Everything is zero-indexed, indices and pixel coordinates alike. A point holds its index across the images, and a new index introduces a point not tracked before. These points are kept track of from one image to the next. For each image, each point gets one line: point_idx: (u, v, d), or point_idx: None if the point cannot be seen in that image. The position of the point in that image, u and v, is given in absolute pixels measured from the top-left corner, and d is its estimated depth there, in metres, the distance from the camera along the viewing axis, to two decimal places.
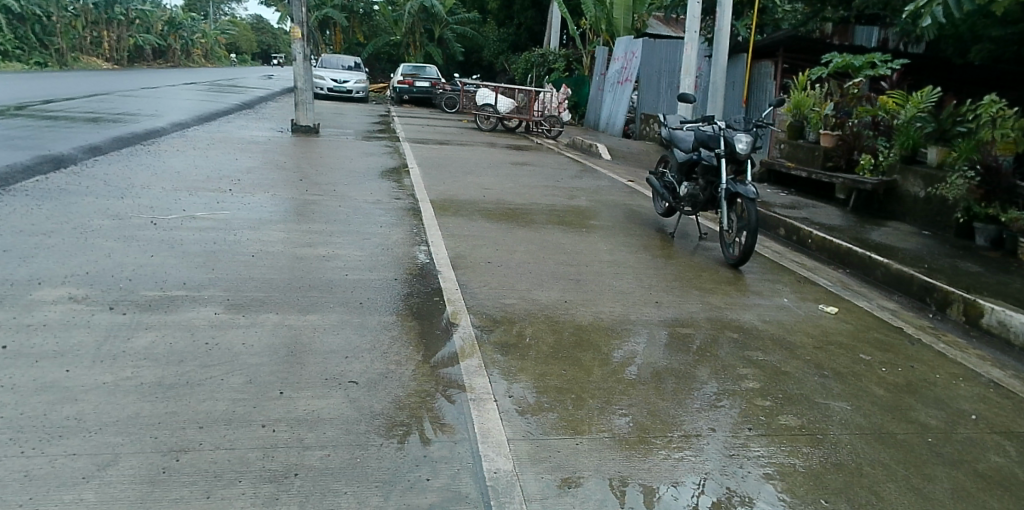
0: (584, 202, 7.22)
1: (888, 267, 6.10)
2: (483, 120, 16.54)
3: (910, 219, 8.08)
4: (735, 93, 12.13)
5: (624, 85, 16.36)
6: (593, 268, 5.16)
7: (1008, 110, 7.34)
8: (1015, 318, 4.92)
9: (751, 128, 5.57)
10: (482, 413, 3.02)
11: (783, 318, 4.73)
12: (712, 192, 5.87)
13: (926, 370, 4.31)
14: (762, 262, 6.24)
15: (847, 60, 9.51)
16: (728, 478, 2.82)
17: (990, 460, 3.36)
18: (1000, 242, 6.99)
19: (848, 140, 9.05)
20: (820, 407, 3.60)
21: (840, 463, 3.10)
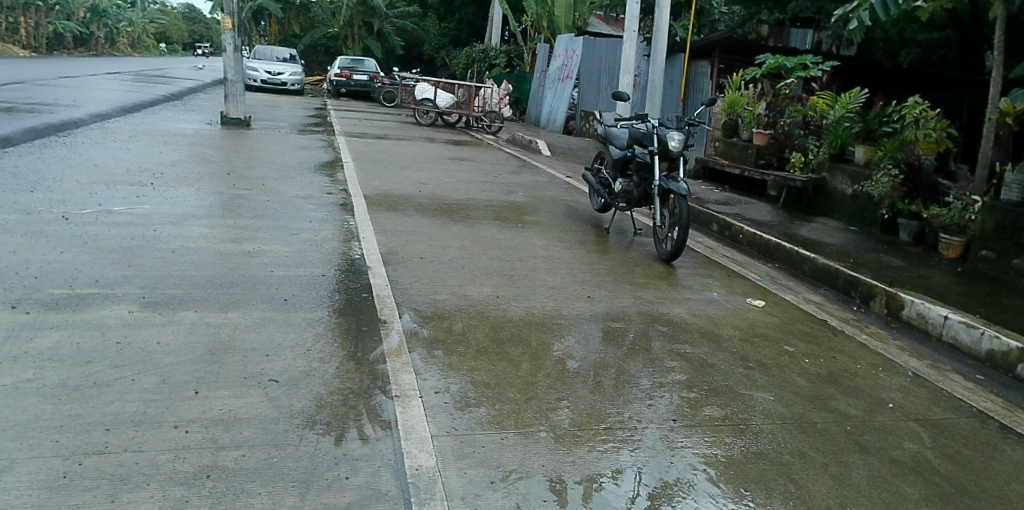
0: (521, 198, 7.22)
1: (815, 262, 6.28)
2: (422, 115, 16.42)
3: (837, 215, 8.36)
4: (673, 92, 12.33)
5: (565, 82, 16.46)
6: (527, 263, 5.16)
7: (929, 112, 7.77)
8: (933, 311, 5.18)
9: (684, 125, 5.67)
10: (406, 410, 2.97)
11: (713, 312, 4.82)
12: (645, 188, 5.94)
13: (848, 361, 4.45)
14: (695, 257, 6.36)
15: (779, 62, 9.50)
16: (653, 469, 2.85)
17: (904, 446, 3.50)
18: (921, 237, 7.28)
19: (779, 138, 9.34)
20: (744, 398, 3.68)
21: (760, 452, 3.19)
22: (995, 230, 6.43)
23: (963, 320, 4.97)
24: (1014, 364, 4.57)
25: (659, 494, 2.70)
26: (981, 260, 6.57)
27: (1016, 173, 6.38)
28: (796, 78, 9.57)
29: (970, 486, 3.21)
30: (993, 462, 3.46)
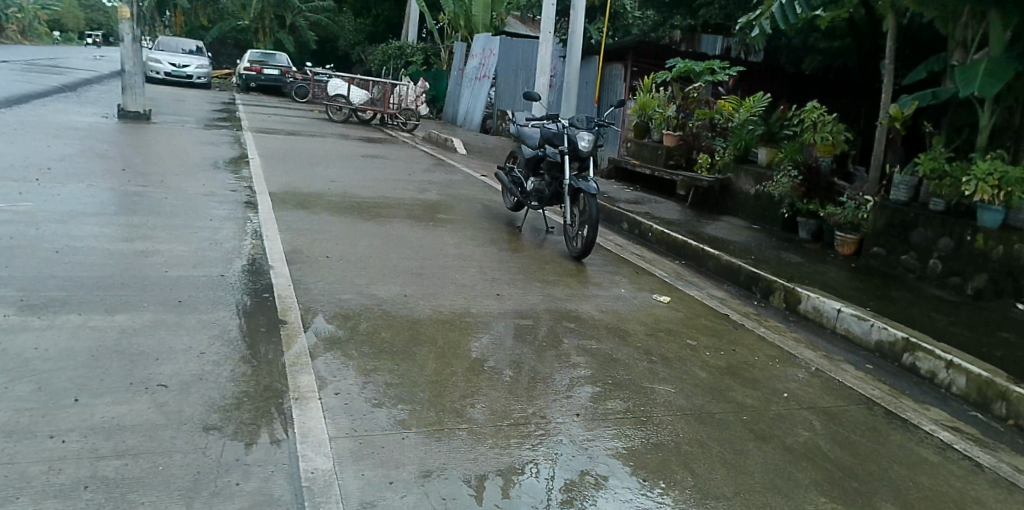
0: (434, 196, 7.18)
1: (719, 259, 6.52)
2: (336, 111, 16.02)
3: (741, 214, 8.71)
4: (588, 93, 12.55)
5: (482, 81, 16.49)
6: (437, 261, 5.14)
7: (826, 115, 7.99)
8: (827, 305, 5.46)
9: (594, 126, 5.78)
10: (304, 412, 2.90)
11: (621, 308, 4.93)
12: (556, 187, 6.03)
13: (747, 353, 4.64)
14: (606, 254, 6.49)
15: (688, 66, 9.77)
16: (555, 466, 2.90)
17: (797, 433, 3.67)
18: (819, 234, 7.72)
19: (688, 140, 9.71)
20: (647, 393, 3.78)
21: (660, 444, 3.29)
22: (885, 229, 6.90)
23: (854, 312, 5.27)
24: (900, 353, 4.88)
25: (560, 488, 2.74)
26: (872, 256, 7.02)
27: (903, 175, 6.88)
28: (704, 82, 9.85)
29: (856, 469, 3.40)
30: (877, 445, 3.69)
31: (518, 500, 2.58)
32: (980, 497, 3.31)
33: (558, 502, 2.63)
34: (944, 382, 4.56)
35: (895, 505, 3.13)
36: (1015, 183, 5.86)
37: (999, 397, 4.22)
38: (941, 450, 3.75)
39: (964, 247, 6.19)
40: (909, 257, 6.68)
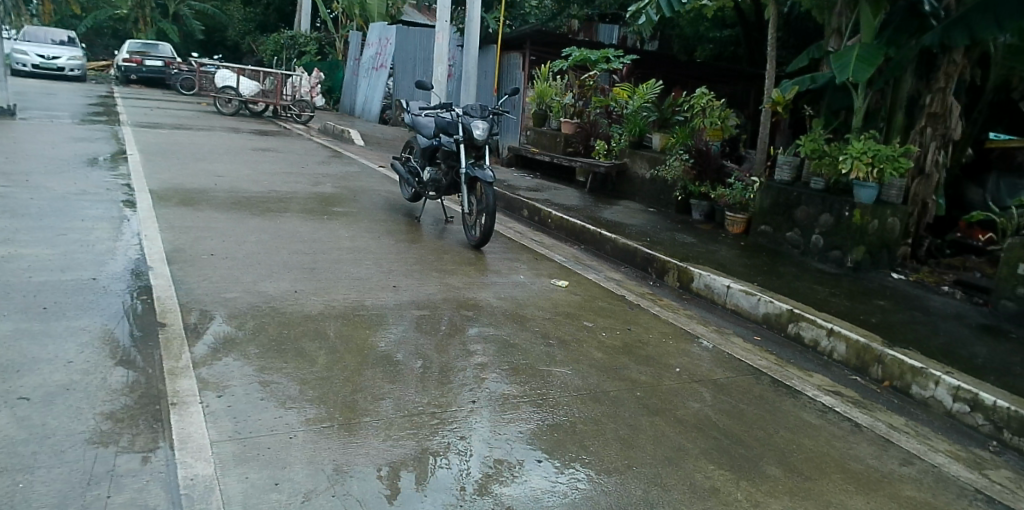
0: (330, 188, 7.03)
1: (615, 242, 6.68)
2: (224, 103, 15.39)
3: (638, 198, 8.98)
4: (487, 81, 12.56)
5: (379, 71, 16.27)
6: (331, 255, 5.04)
7: (714, 101, 8.39)
8: (718, 281, 5.70)
9: (489, 114, 5.78)
10: (183, 417, 2.79)
11: (518, 294, 4.98)
12: (453, 176, 6.03)
13: (641, 331, 4.79)
14: (505, 241, 6.55)
15: (584, 54, 9.98)
16: (450, 455, 2.91)
17: (688, 406, 3.82)
18: (711, 215, 8.06)
19: (585, 127, 9.85)
20: (543, 376, 3.84)
21: (555, 425, 3.36)
22: (771, 208, 7.26)
23: (742, 288, 5.52)
24: (785, 324, 5.16)
25: (453, 479, 2.76)
26: (761, 234, 7.37)
27: (786, 156, 7.31)
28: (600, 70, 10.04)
29: (744, 437, 3.58)
30: (764, 412, 3.89)
31: (417, 492, 2.60)
32: (858, 455, 3.55)
33: (455, 492, 2.66)
34: (826, 350, 4.85)
35: (779, 468, 3.31)
36: (884, 160, 6.28)
37: (876, 361, 4.54)
38: (822, 413, 4.00)
39: (843, 222, 6.59)
40: (794, 234, 7.05)
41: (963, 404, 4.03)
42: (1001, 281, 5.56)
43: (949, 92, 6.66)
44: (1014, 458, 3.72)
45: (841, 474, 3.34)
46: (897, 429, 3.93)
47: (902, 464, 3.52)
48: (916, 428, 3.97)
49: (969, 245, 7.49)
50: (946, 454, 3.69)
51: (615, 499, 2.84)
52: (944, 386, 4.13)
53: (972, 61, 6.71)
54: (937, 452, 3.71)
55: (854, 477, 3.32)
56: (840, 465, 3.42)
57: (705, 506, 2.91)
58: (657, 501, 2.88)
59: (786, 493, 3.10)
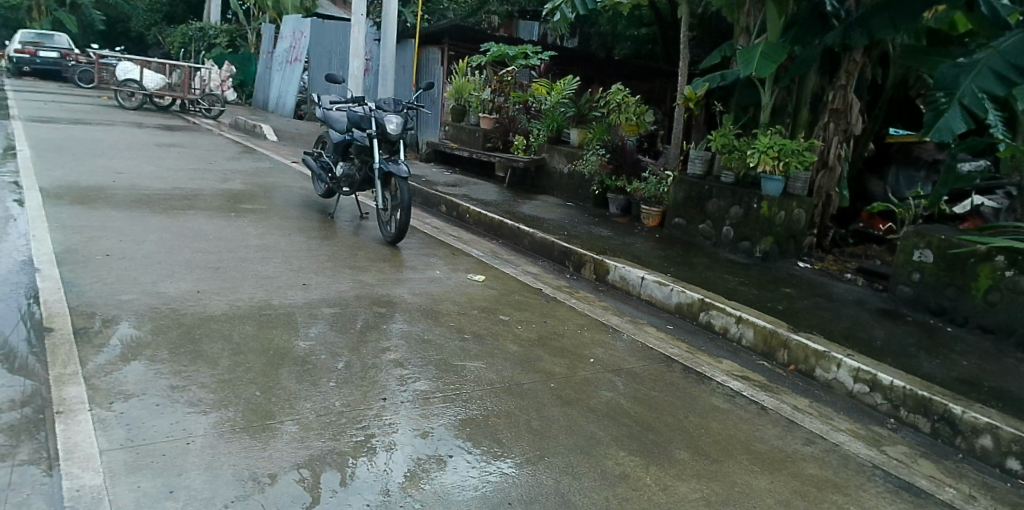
0: (238, 185, 6.84)
1: (533, 236, 6.75)
2: (127, 97, 14.73)
3: (557, 193, 9.12)
4: (404, 76, 12.46)
5: (294, 64, 15.86)
6: (238, 253, 4.92)
7: (629, 97, 8.48)
8: (632, 273, 5.83)
9: (402, 109, 5.76)
10: (70, 426, 2.70)
11: (433, 289, 4.98)
12: (367, 172, 5.98)
13: (556, 323, 4.85)
14: (422, 237, 6.52)
15: (502, 50, 10.03)
16: (361, 457, 2.90)
17: (602, 395, 3.90)
18: (628, 209, 8.25)
19: (504, 122, 10.03)
20: (456, 371, 3.85)
21: (469, 418, 3.38)
22: (684, 201, 7.47)
23: (655, 279, 5.67)
24: (697, 313, 5.32)
25: (366, 480, 2.75)
26: (674, 226, 7.59)
27: (699, 150, 7.45)
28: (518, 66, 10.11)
29: (655, 423, 3.67)
30: (675, 398, 4.01)
31: (325, 495, 2.60)
32: (763, 436, 3.71)
33: (369, 493, 2.67)
34: (735, 336, 5.04)
35: (687, 451, 3.42)
36: (790, 154, 6.57)
37: (781, 345, 4.74)
38: (731, 397, 4.15)
39: (752, 214, 6.85)
40: (705, 226, 7.28)
41: (863, 385, 4.26)
42: (897, 267, 5.83)
43: (850, 89, 7.00)
44: (909, 433, 3.97)
45: (747, 455, 3.48)
46: (801, 410, 4.12)
47: (804, 443, 3.69)
48: (819, 409, 4.17)
49: (870, 235, 7.92)
50: (847, 433, 3.90)
51: (527, 490, 2.88)
52: (845, 368, 4.36)
53: (873, 61, 7.12)
54: (838, 431, 3.91)
55: (758, 458, 3.47)
56: (746, 447, 3.56)
57: (615, 492, 2.98)
58: (569, 490, 2.93)
59: (694, 476, 3.21)
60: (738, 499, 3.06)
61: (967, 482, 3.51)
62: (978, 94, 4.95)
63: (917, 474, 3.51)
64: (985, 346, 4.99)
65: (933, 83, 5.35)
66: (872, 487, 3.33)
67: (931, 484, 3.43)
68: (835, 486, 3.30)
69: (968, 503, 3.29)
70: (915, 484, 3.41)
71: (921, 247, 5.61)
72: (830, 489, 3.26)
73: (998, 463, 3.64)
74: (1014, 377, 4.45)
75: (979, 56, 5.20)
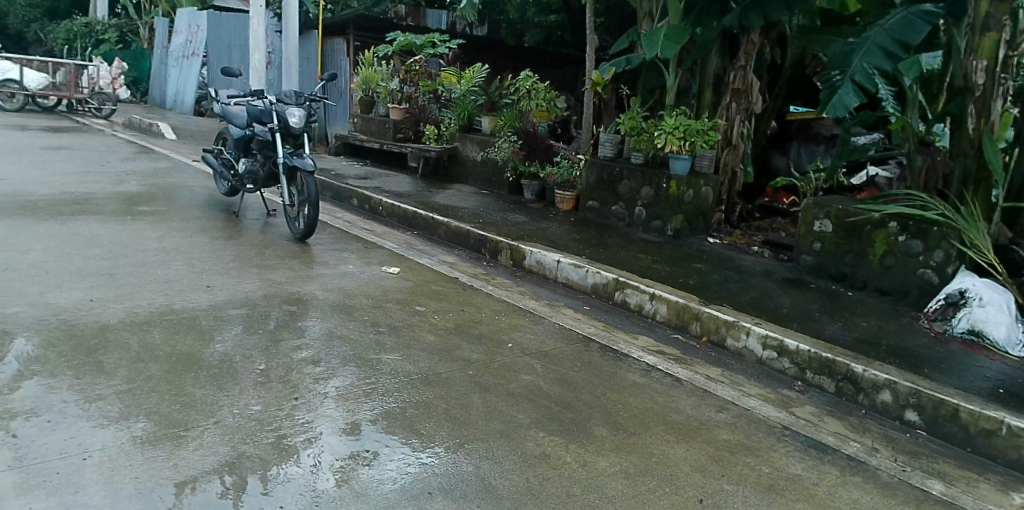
0: (133, 186, 6.56)
1: (447, 226, 6.74)
2: (5, 98, 13.82)
3: (470, 181, 9.12)
4: (309, 69, 12.16)
5: (191, 60, 15.25)
6: (135, 258, 4.76)
7: (538, 83, 8.58)
8: (547, 257, 5.91)
9: (304, 102, 5.70)
10: None
11: (345, 284, 4.93)
12: (270, 167, 5.87)
13: (473, 311, 4.86)
14: (333, 232, 6.41)
15: (408, 39, 9.93)
16: (279, 461, 2.85)
17: (520, 378, 3.94)
18: (542, 194, 8.36)
19: (415, 113, 9.92)
20: (371, 364, 3.82)
21: (387, 411, 3.36)
22: (596, 184, 7.61)
23: (571, 261, 5.76)
24: (612, 292, 5.45)
25: (287, 485, 2.71)
26: (588, 209, 7.72)
27: (608, 134, 7.63)
28: (426, 54, 10.03)
29: (572, 402, 3.75)
30: (591, 377, 4.10)
31: (235, 500, 2.57)
32: (679, 407, 3.84)
33: (291, 497, 2.65)
34: (649, 312, 5.19)
35: (605, 427, 3.51)
36: (695, 134, 6.81)
37: (694, 318, 4.91)
38: (647, 372, 4.27)
39: (661, 193, 7.03)
40: (618, 207, 7.44)
41: (771, 351, 4.47)
42: (799, 238, 6.11)
43: (748, 69, 7.22)
44: (815, 394, 4.19)
45: (662, 425, 3.60)
46: (714, 379, 4.28)
47: (717, 411, 3.84)
48: (731, 377, 4.35)
49: (776, 209, 8.32)
50: (758, 398, 4.08)
51: (449, 479, 2.89)
52: (754, 336, 4.56)
53: (771, 41, 7.43)
54: (749, 396, 4.09)
55: (674, 427, 3.59)
56: (662, 418, 3.68)
57: (536, 473, 3.03)
58: (490, 475, 2.96)
59: (613, 450, 3.30)
60: (655, 469, 3.16)
61: (870, 436, 3.74)
62: (868, 71, 5.23)
63: (824, 432, 3.72)
64: (881, 307, 5.32)
65: (827, 61, 5.61)
66: (781, 447, 3.51)
67: (837, 440, 3.64)
68: (747, 448, 3.45)
69: (870, 455, 3.51)
70: (821, 441, 3.61)
71: (821, 217, 5.91)
72: (742, 452, 3.41)
73: (898, 416, 3.89)
74: (907, 334, 4.76)
75: (868, 34, 5.45)
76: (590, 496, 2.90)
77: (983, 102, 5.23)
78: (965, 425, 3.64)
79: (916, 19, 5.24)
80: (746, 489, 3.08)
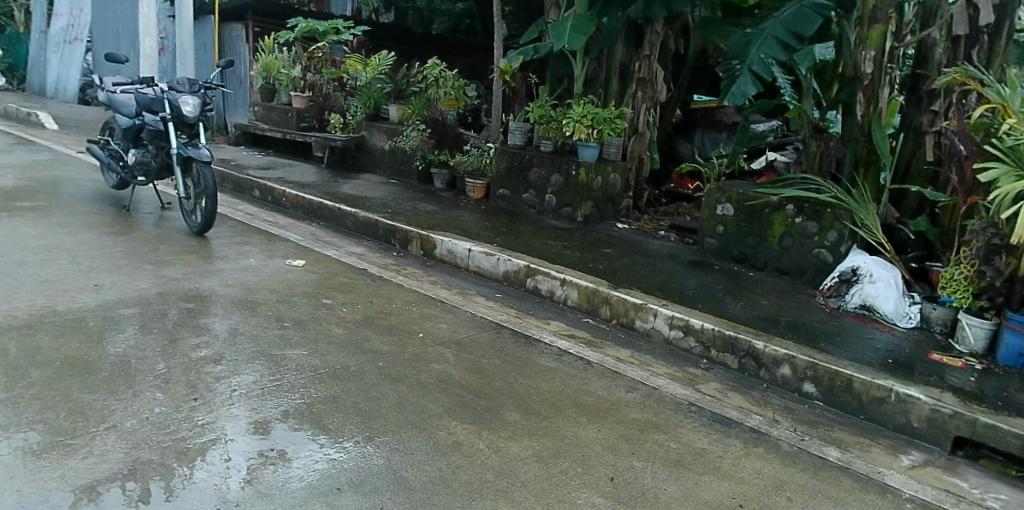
0: (10, 180, 6.13)
1: (355, 217, 6.61)
2: None
3: (378, 170, 8.98)
4: (206, 55, 11.66)
5: (74, 45, 14.35)
6: (14, 258, 4.46)
7: (446, 71, 8.44)
8: (458, 246, 5.90)
9: (199, 89, 5.45)
10: None
11: (248, 279, 4.76)
12: (163, 158, 5.59)
13: (384, 302, 4.80)
14: (234, 225, 6.17)
15: (310, 25, 9.71)
16: (179, 464, 2.74)
17: (431, 368, 3.91)
18: (453, 183, 8.34)
19: (318, 101, 9.68)
20: (276, 360, 3.70)
21: (295, 409, 3.26)
22: (507, 172, 7.64)
23: (482, 250, 5.77)
24: (523, 279, 5.49)
25: (189, 489, 2.62)
26: (499, 197, 7.75)
27: (518, 122, 7.65)
28: (329, 41, 9.79)
29: (484, 389, 3.76)
30: (503, 363, 4.12)
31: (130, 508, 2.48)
32: (589, 389, 3.91)
33: (191, 501, 2.55)
34: (560, 298, 5.26)
35: (517, 412, 3.54)
36: (603, 121, 6.92)
37: (604, 302, 5.02)
38: (559, 356, 4.34)
39: (571, 181, 7.12)
40: (529, 195, 7.50)
41: (678, 331, 4.62)
42: (703, 221, 6.33)
43: (653, 59, 7.36)
44: (720, 371, 4.37)
45: (574, 407, 3.67)
46: (624, 360, 4.40)
47: (627, 391, 3.95)
48: (639, 357, 4.47)
49: (681, 194, 8.61)
50: (666, 376, 4.21)
51: (360, 473, 2.85)
52: (661, 317, 4.70)
53: (675, 32, 7.68)
54: (657, 375, 4.22)
55: (585, 409, 3.66)
56: (573, 400, 3.75)
57: (449, 461, 3.03)
58: (402, 466, 2.93)
59: (525, 435, 3.33)
60: (568, 451, 3.22)
61: (771, 408, 3.92)
62: (763, 61, 5.46)
63: (727, 406, 3.89)
64: (781, 285, 5.59)
65: (726, 51, 5.79)
66: (687, 422, 3.64)
67: (740, 414, 3.81)
68: (655, 426, 3.56)
69: (771, 426, 3.70)
70: (725, 415, 3.77)
71: (723, 202, 6.14)
72: (651, 430, 3.52)
73: (796, 388, 4.10)
74: (802, 310, 5.02)
75: (764, 25, 5.67)
76: (503, 482, 2.92)
77: (870, 90, 5.58)
78: (858, 394, 3.87)
79: (809, 11, 5.48)
80: (655, 465, 3.18)
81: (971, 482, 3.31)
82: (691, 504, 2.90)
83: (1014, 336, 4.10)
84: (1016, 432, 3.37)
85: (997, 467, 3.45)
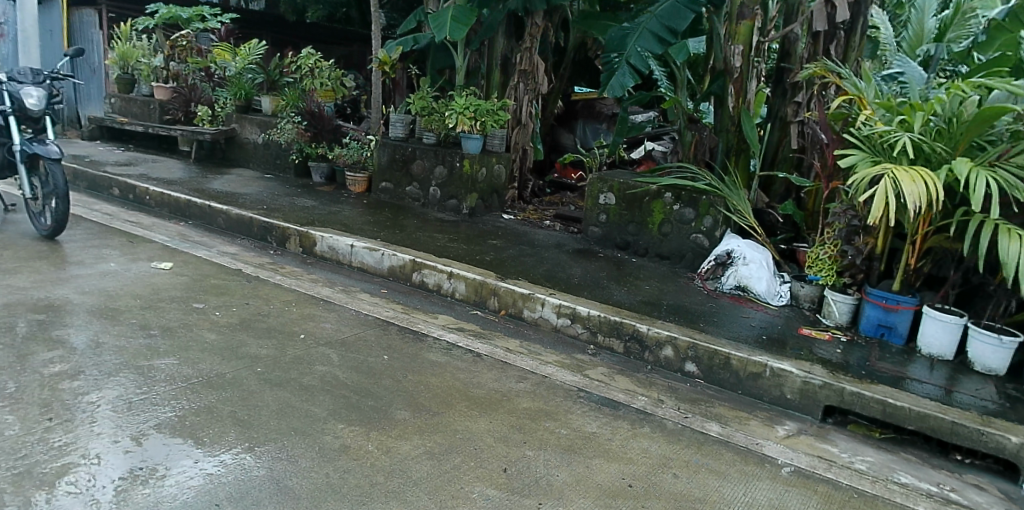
0: None
1: (228, 214, 6.26)
2: None
3: (252, 164, 8.57)
4: (54, 43, 10.33)
5: None
6: None
7: (321, 61, 8.24)
8: (340, 242, 5.71)
9: (45, 79, 4.96)
10: None
11: (107, 285, 4.39)
12: (4, 156, 5.08)
13: (261, 304, 4.57)
14: (90, 227, 5.69)
15: (173, 11, 9.01)
16: (33, 494, 2.50)
17: (314, 370, 3.76)
18: (333, 177, 8.08)
19: (183, 91, 9.04)
20: (142, 371, 3.43)
21: (166, 422, 3.04)
22: (389, 164, 7.49)
23: (365, 245, 5.61)
24: (410, 273, 5.40)
25: None
26: (382, 191, 7.59)
27: (399, 114, 7.49)
28: (195, 29, 9.21)
29: (371, 388, 3.65)
30: (391, 360, 4.03)
31: None
32: (480, 381, 3.89)
33: None
34: (448, 291, 5.21)
35: (407, 410, 3.46)
36: (485, 113, 6.92)
37: (491, 294, 5.01)
38: (448, 350, 4.29)
39: (455, 172, 7.06)
40: (413, 188, 7.38)
41: (565, 318, 4.69)
42: (586, 210, 6.45)
43: (533, 51, 7.39)
44: (606, 356, 4.48)
45: (464, 401, 3.64)
46: (513, 351, 4.41)
47: (517, 381, 3.96)
48: (529, 346, 4.50)
49: (565, 184, 8.79)
50: (554, 364, 4.26)
51: (239, 485, 2.69)
52: (549, 306, 4.75)
53: (555, 25, 7.72)
54: (546, 364, 4.26)
55: (476, 402, 3.64)
56: (463, 394, 3.71)
57: (336, 466, 2.91)
58: (286, 476, 2.79)
59: (415, 433, 3.25)
60: (460, 445, 3.18)
61: (655, 389, 4.06)
62: (641, 54, 5.63)
63: (614, 389, 3.99)
64: (661, 270, 5.79)
65: (604, 43, 5.91)
66: (576, 408, 3.70)
67: (626, 396, 3.91)
68: (546, 414, 3.59)
69: (655, 406, 3.82)
70: (613, 398, 3.86)
71: (605, 191, 6.28)
72: (542, 418, 3.55)
73: (678, 368, 4.27)
74: (680, 293, 5.23)
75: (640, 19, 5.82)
76: (393, 482, 2.84)
77: (740, 81, 5.86)
78: (735, 371, 4.07)
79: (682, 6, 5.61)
80: (547, 453, 3.21)
81: (840, 447, 3.56)
82: (584, 489, 2.94)
83: (874, 308, 4.45)
84: (878, 398, 3.64)
85: (864, 431, 3.73)
